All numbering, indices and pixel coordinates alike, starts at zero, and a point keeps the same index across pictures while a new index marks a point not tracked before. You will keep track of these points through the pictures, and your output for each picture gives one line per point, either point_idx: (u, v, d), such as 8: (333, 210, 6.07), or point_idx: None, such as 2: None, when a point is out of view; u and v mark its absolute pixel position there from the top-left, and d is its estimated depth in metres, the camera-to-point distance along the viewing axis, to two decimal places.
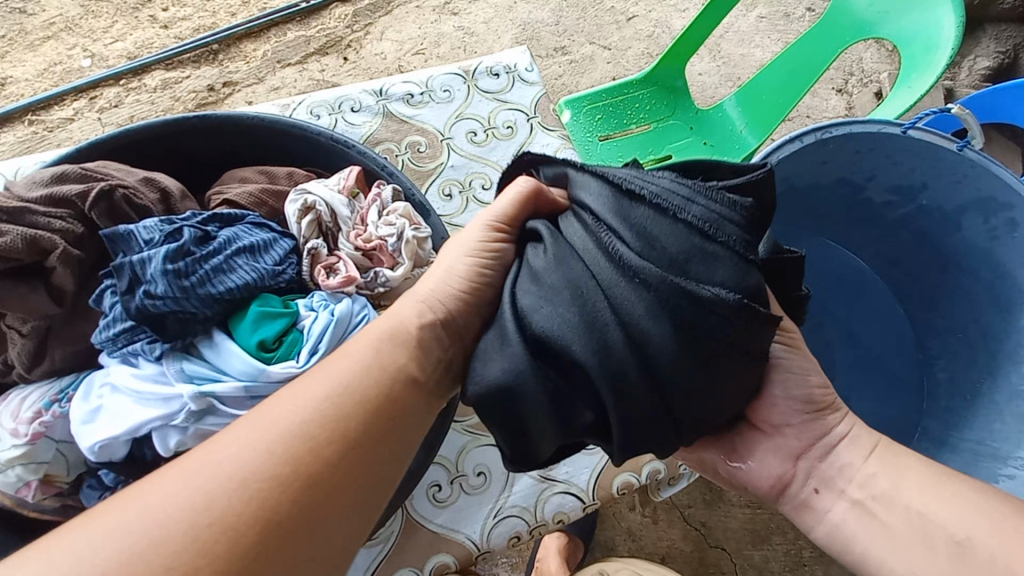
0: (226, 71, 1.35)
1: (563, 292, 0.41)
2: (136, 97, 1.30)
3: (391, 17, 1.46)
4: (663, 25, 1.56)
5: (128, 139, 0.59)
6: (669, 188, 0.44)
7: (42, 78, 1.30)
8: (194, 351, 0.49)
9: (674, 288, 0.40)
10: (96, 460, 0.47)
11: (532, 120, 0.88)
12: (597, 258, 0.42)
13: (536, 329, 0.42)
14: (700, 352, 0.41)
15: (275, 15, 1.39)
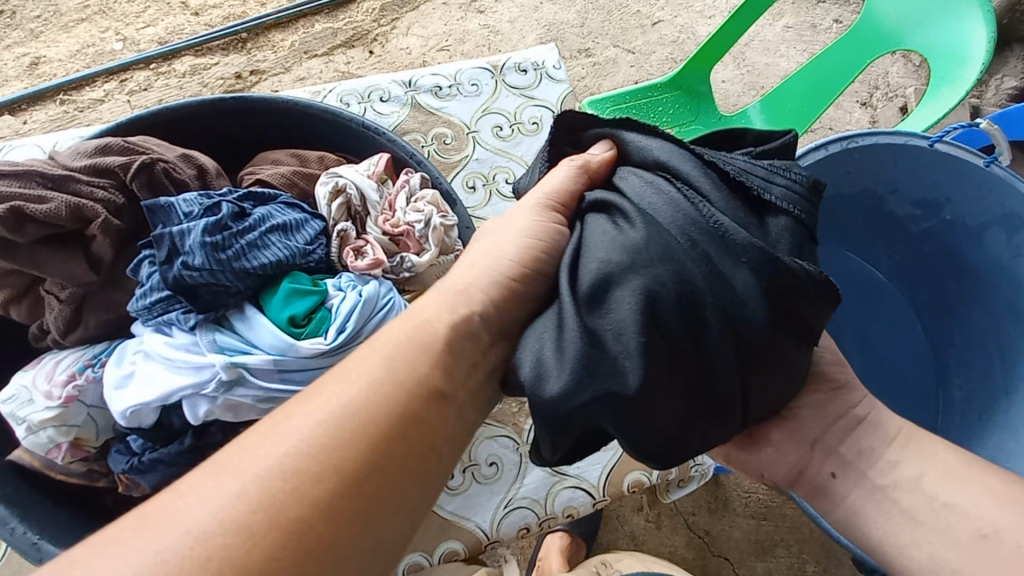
0: (254, 59, 1.37)
1: (664, 258, 0.41)
2: (165, 82, 1.33)
3: (418, 12, 1.48)
4: (688, 31, 1.56)
5: (167, 116, 0.61)
6: (754, 178, 0.47)
7: (75, 59, 1.33)
8: (226, 323, 0.50)
9: (769, 257, 0.41)
10: (126, 425, 0.49)
11: (558, 117, 0.89)
12: (698, 232, 0.42)
13: (633, 288, 0.40)
14: (781, 321, 0.42)
15: (305, 7, 1.41)
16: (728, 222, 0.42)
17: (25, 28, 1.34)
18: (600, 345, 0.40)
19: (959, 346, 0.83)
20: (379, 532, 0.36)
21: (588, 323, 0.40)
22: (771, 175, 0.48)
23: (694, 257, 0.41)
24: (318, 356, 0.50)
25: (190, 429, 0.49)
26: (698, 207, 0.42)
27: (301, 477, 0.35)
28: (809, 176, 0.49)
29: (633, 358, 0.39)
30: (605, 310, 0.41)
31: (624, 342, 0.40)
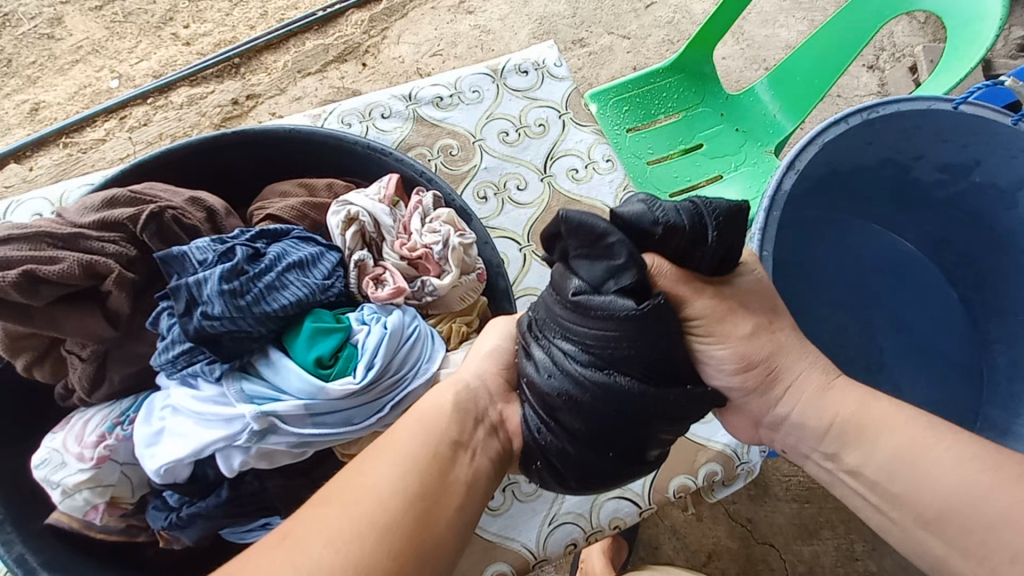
0: (249, 83, 1.36)
1: (544, 420, 0.49)
2: (164, 115, 1.32)
3: (407, 20, 1.46)
4: (683, 11, 1.54)
5: (171, 159, 0.60)
6: (565, 322, 0.48)
7: (73, 101, 1.33)
8: (252, 370, 0.49)
9: (595, 390, 0.46)
10: (160, 482, 0.47)
11: (564, 116, 0.87)
12: (557, 403, 0.48)
13: (540, 440, 0.50)
14: (648, 413, 0.47)
15: (294, 26, 1.40)
16: (576, 385, 0.47)
17: (22, 75, 1.35)
18: (552, 468, 0.50)
19: (1001, 312, 0.78)
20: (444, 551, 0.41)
21: (542, 467, 0.51)
22: (585, 305, 0.47)
23: (563, 414, 0.48)
24: (349, 395, 0.48)
25: (225, 479, 0.48)
26: (539, 376, 0.49)
27: (383, 518, 0.40)
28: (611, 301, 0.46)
29: (585, 475, 0.49)
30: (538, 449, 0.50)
31: (574, 477, 0.50)
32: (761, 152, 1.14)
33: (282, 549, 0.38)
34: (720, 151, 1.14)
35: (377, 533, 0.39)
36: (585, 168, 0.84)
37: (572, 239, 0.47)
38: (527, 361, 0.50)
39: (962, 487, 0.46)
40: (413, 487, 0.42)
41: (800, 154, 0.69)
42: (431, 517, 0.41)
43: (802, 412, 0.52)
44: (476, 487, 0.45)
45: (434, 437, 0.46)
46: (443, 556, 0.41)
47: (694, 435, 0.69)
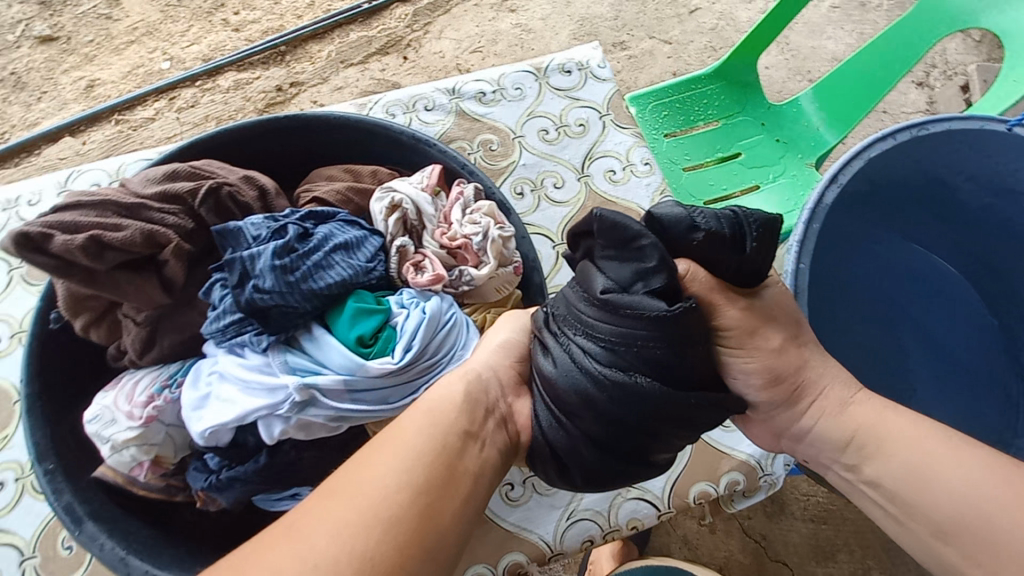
0: (293, 71, 1.40)
1: (556, 417, 0.49)
2: (211, 97, 1.37)
3: (450, 15, 1.49)
4: (727, 18, 1.55)
5: (226, 139, 0.62)
6: (588, 319, 0.48)
7: (126, 80, 1.39)
8: (295, 344, 0.51)
9: (613, 390, 0.46)
10: (203, 444, 0.50)
11: (605, 118, 0.87)
12: (573, 400, 0.48)
13: (550, 436, 0.50)
14: (664, 417, 0.47)
15: (340, 17, 1.43)
16: (593, 383, 0.47)
17: (80, 53, 1.41)
18: (558, 466, 0.50)
19: None
20: (450, 545, 0.41)
21: (549, 465, 0.50)
22: (610, 303, 0.47)
23: (578, 411, 0.48)
24: (387, 374, 0.50)
25: (263, 446, 0.50)
26: (555, 371, 0.49)
27: (388, 512, 0.40)
28: (639, 302, 0.46)
29: (593, 475, 0.49)
30: (548, 446, 0.50)
31: (581, 476, 0.50)
32: (801, 164, 1.13)
33: (290, 538, 0.39)
34: (758, 161, 1.13)
35: (383, 527, 0.39)
36: (623, 170, 0.84)
37: (602, 237, 0.49)
38: (545, 356, 0.51)
39: (999, 514, 0.45)
40: (418, 481, 0.42)
41: (843, 168, 0.69)
42: (438, 511, 0.41)
43: (836, 425, 0.51)
44: (482, 482, 0.45)
45: (441, 430, 0.45)
46: (450, 549, 0.41)
47: (719, 442, 0.69)
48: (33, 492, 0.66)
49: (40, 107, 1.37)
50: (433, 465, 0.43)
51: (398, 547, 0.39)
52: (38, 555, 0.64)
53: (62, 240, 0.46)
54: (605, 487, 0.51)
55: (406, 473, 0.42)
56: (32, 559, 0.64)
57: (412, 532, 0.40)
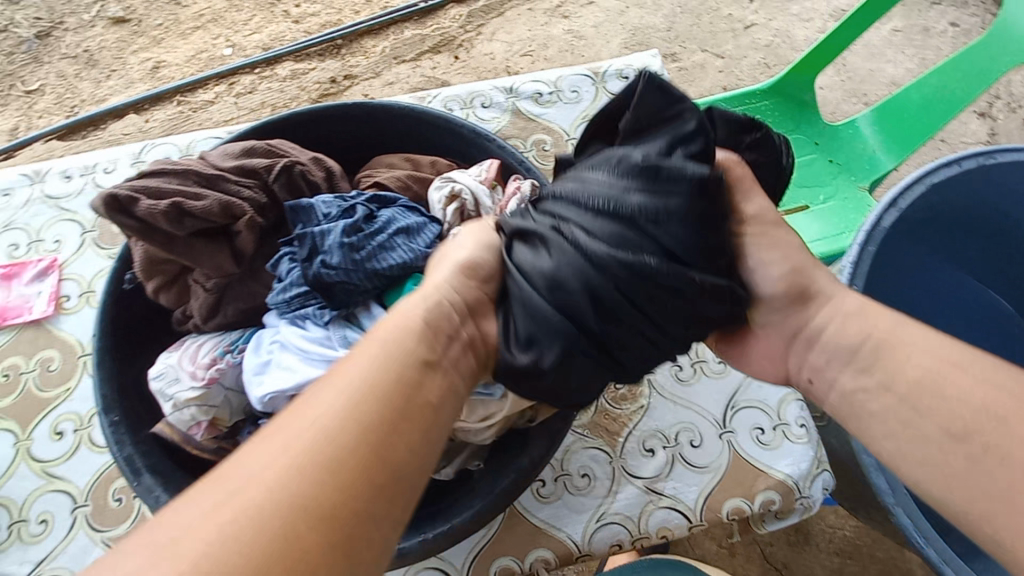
0: (348, 64, 1.44)
1: (543, 301, 0.46)
2: (268, 85, 1.42)
3: (503, 18, 1.52)
4: (783, 35, 1.59)
5: (295, 119, 0.64)
6: (609, 187, 0.48)
7: (190, 63, 1.45)
8: (354, 320, 0.53)
9: (622, 263, 0.45)
10: (260, 410, 0.51)
11: None
12: (573, 281, 0.46)
13: (528, 326, 0.47)
14: (666, 301, 0.46)
15: (396, 15, 1.48)
16: (603, 259, 0.45)
17: (149, 35, 1.49)
18: (526, 365, 0.47)
19: None
20: (406, 486, 0.37)
21: (518, 368, 0.47)
22: (640, 176, 0.47)
23: (576, 291, 0.46)
24: None
25: None
26: (558, 246, 0.47)
27: (329, 450, 0.36)
28: (675, 164, 0.46)
29: (568, 378, 0.47)
30: (528, 344, 0.47)
31: (556, 373, 0.47)
32: (854, 188, 1.10)
33: (221, 492, 0.34)
34: (809, 181, 1.11)
35: (326, 469, 0.35)
36: None
37: (634, 114, 0.50)
38: (542, 243, 0.48)
39: None
40: (365, 417, 0.38)
41: (907, 190, 0.68)
42: (391, 450, 0.37)
43: (864, 403, 0.47)
44: (441, 416, 0.41)
45: (394, 365, 0.40)
46: (409, 486, 0.37)
47: (756, 460, 0.68)
48: (90, 444, 0.70)
49: (108, 84, 1.44)
50: (383, 401, 0.39)
51: (343, 488, 0.35)
52: (90, 504, 0.67)
53: (150, 205, 0.49)
54: (577, 392, 0.49)
55: (351, 411, 0.38)
56: (83, 507, 0.67)
57: (359, 473, 0.35)
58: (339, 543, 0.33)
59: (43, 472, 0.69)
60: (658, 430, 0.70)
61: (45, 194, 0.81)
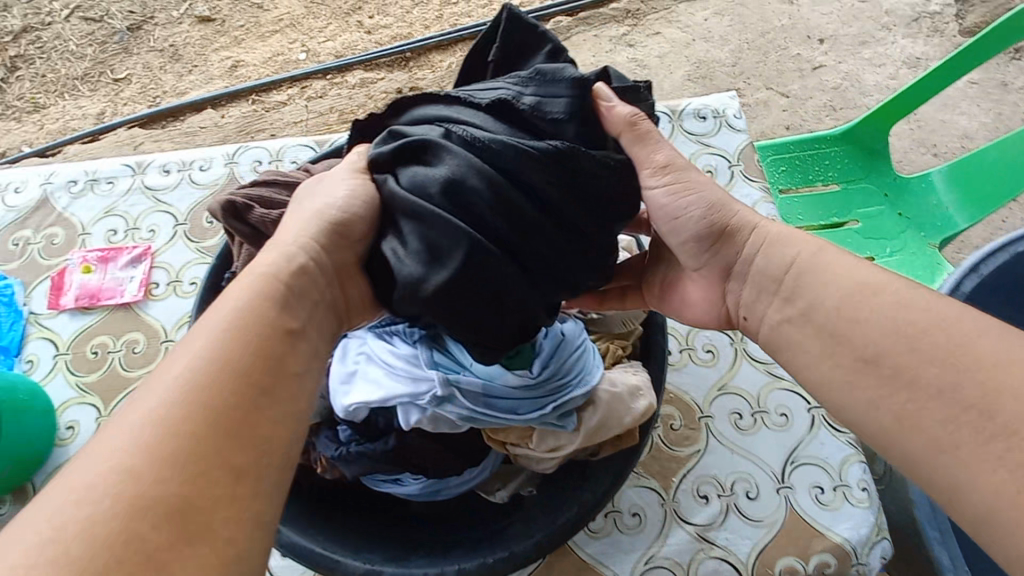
0: (415, 77, 1.49)
1: (438, 212, 0.45)
2: (338, 91, 1.48)
3: (568, 43, 1.56)
4: (853, 78, 1.58)
5: None
6: (493, 94, 0.48)
7: (267, 64, 1.53)
8: (440, 341, 0.54)
9: (512, 154, 0.44)
10: (342, 417, 0.54)
11: (734, 167, 0.87)
12: (468, 178, 0.45)
13: (425, 245, 0.45)
14: (562, 196, 0.45)
15: (465, 32, 1.54)
16: (491, 157, 0.45)
17: (230, 36, 1.58)
18: (425, 283, 0.44)
19: None
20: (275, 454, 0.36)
21: (411, 285, 0.45)
22: (522, 81, 0.48)
23: (470, 200, 0.45)
24: (523, 386, 0.53)
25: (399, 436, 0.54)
26: (444, 158, 0.46)
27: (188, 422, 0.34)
28: (547, 65, 0.48)
29: (472, 284, 0.44)
30: (427, 253, 0.45)
31: (456, 287, 0.44)
32: (923, 243, 1.07)
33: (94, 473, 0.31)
34: (876, 233, 1.09)
35: (182, 433, 0.33)
36: None
37: (504, 42, 0.53)
38: (430, 152, 0.47)
39: None
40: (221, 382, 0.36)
41: (988, 259, 0.67)
42: (258, 411, 0.36)
43: None
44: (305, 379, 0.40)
45: (260, 333, 0.39)
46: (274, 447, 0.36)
47: (815, 519, 0.67)
48: None
49: (190, 79, 1.52)
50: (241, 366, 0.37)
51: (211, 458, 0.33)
52: None
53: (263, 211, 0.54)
54: (485, 311, 0.46)
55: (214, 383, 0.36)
56: None
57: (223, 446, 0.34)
58: (209, 505, 0.32)
59: None
60: (714, 478, 0.70)
61: (145, 185, 0.87)
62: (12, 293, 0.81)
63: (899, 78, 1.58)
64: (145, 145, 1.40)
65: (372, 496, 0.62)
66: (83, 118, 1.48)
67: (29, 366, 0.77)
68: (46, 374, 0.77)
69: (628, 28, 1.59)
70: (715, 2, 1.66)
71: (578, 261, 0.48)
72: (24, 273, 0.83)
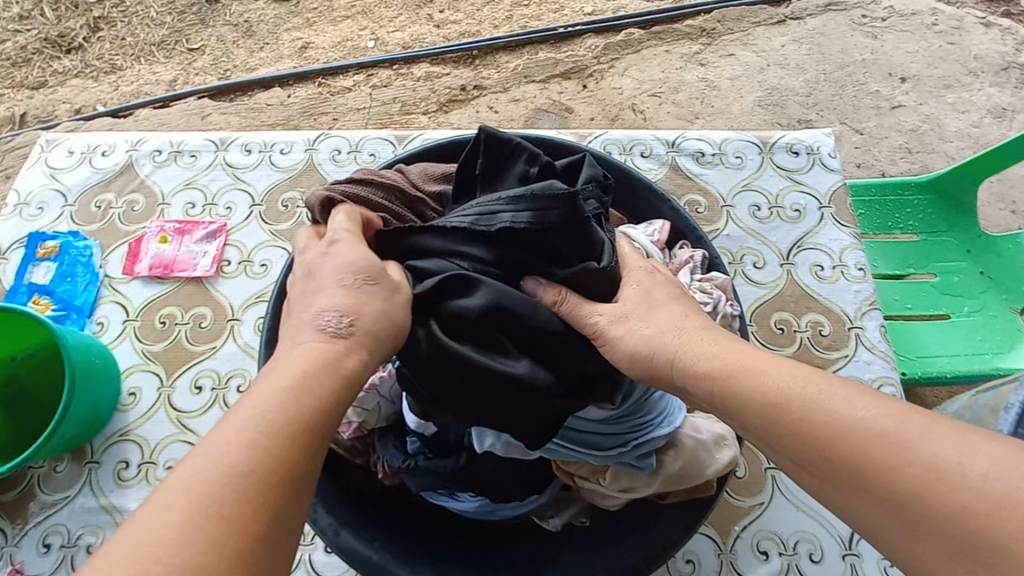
0: (480, 75, 1.48)
1: (479, 343, 0.49)
2: (403, 82, 1.48)
3: (638, 56, 1.52)
4: (933, 122, 1.51)
5: None
6: (496, 223, 0.50)
7: (336, 49, 1.54)
8: None
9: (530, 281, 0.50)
10: (412, 427, 0.56)
11: (825, 209, 0.83)
12: (502, 316, 0.49)
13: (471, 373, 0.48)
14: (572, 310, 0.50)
15: (534, 36, 1.53)
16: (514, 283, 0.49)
17: (303, 17, 1.60)
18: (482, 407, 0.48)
19: None
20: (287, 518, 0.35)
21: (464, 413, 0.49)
22: (516, 203, 0.50)
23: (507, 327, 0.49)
24: (605, 419, 0.52)
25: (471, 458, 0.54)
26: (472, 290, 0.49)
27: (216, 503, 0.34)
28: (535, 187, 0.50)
29: (522, 410, 0.48)
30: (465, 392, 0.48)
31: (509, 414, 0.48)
32: (1003, 306, 1.00)
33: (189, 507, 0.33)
34: (954, 290, 1.02)
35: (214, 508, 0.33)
36: (832, 268, 0.80)
37: (484, 159, 0.55)
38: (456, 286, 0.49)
39: None
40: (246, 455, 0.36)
41: None
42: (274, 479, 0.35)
43: None
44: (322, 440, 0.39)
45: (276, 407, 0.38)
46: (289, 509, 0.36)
47: None
48: (224, 406, 0.74)
49: (260, 55, 1.55)
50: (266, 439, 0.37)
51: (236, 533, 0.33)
52: None
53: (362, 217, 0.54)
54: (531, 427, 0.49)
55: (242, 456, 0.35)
56: None
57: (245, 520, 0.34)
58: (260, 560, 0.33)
59: (177, 421, 0.73)
60: (775, 533, 0.67)
61: (226, 162, 0.88)
62: (90, 255, 0.83)
63: (981, 127, 1.51)
64: (213, 117, 1.42)
65: (427, 507, 0.61)
66: (156, 84, 1.51)
67: (99, 328, 0.78)
68: (114, 338, 0.78)
69: (701, 47, 1.54)
70: (796, 26, 1.59)
71: (595, 365, 0.51)
72: (102, 235, 0.84)
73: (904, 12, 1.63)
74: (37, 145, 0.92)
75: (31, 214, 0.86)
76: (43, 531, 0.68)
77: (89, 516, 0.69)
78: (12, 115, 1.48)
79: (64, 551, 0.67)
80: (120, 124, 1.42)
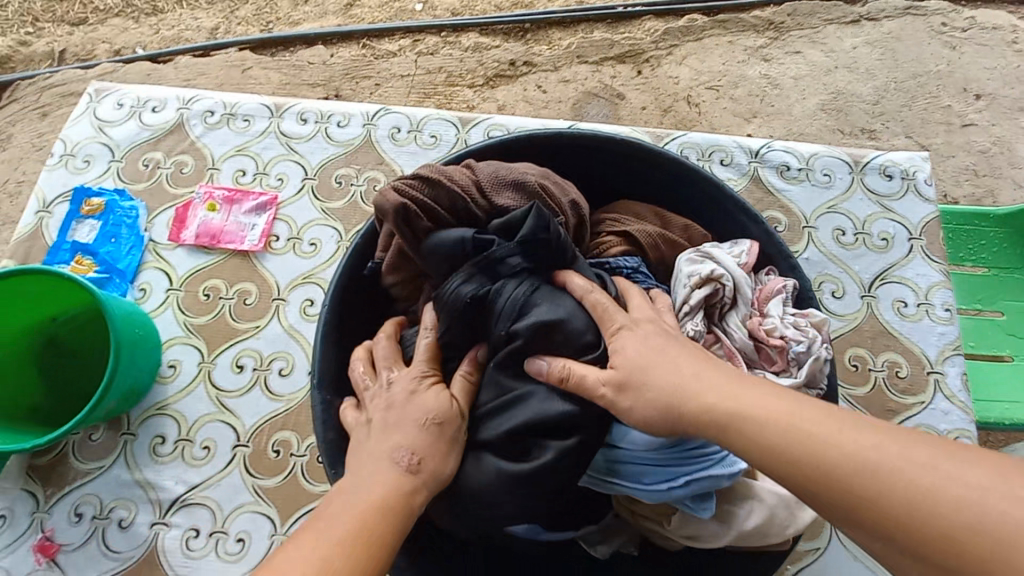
0: (530, 51, 1.41)
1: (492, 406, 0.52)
2: (449, 50, 1.41)
3: (699, 44, 1.43)
4: (1005, 144, 1.41)
5: (564, 140, 0.65)
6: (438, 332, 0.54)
7: (381, 8, 1.47)
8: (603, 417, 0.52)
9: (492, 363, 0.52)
10: None
11: (915, 241, 0.77)
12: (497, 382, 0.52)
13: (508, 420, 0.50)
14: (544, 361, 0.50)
15: (590, 13, 1.44)
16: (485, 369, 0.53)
17: None
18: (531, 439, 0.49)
19: None
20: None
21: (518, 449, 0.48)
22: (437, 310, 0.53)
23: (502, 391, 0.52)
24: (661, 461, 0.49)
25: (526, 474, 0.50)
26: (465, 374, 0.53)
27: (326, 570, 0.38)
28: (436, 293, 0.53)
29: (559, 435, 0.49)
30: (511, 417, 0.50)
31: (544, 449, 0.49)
32: None
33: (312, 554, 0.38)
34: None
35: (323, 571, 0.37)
36: (917, 306, 0.74)
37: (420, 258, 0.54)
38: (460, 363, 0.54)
39: None
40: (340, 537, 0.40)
41: None
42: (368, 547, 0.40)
43: None
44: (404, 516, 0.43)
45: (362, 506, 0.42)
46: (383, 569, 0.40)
47: None
48: (265, 390, 0.71)
49: (304, 9, 1.48)
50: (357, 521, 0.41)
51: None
52: (250, 446, 0.69)
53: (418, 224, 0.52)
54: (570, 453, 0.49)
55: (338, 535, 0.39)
56: (243, 448, 0.69)
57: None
58: None
59: (217, 400, 0.71)
60: None
61: (280, 130, 0.84)
62: (136, 217, 0.79)
63: None
64: (253, 71, 1.37)
65: None
66: (197, 31, 1.45)
67: (141, 295, 0.76)
68: (156, 307, 0.75)
69: (768, 40, 1.45)
70: (870, 28, 1.48)
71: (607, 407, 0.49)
72: (149, 196, 0.81)
73: (988, 23, 1.50)
74: (85, 93, 0.88)
75: (78, 166, 0.83)
76: (77, 499, 0.67)
77: (122, 489, 0.67)
78: (52, 50, 1.43)
79: (97, 522, 0.66)
80: (159, 70, 1.38)
